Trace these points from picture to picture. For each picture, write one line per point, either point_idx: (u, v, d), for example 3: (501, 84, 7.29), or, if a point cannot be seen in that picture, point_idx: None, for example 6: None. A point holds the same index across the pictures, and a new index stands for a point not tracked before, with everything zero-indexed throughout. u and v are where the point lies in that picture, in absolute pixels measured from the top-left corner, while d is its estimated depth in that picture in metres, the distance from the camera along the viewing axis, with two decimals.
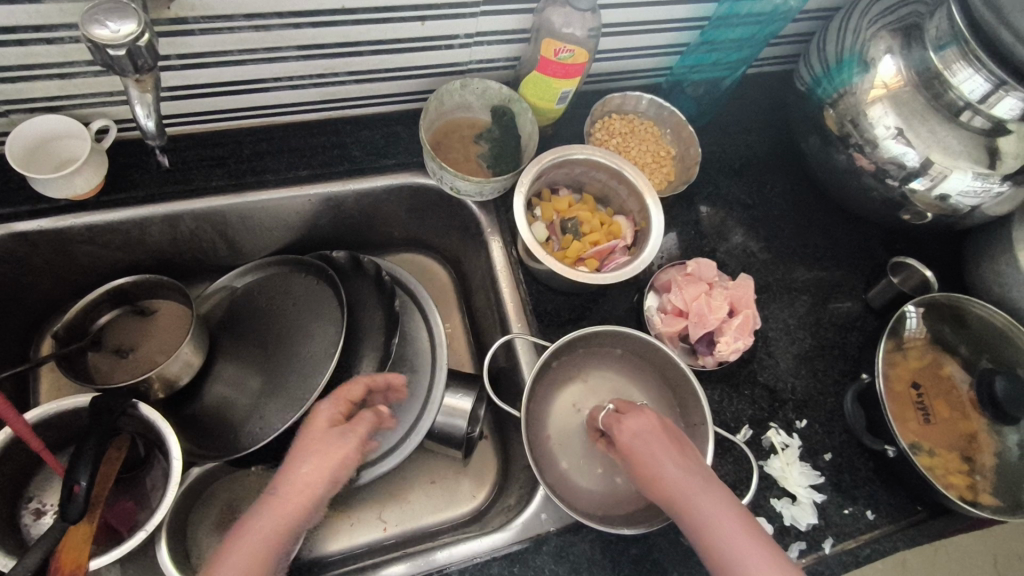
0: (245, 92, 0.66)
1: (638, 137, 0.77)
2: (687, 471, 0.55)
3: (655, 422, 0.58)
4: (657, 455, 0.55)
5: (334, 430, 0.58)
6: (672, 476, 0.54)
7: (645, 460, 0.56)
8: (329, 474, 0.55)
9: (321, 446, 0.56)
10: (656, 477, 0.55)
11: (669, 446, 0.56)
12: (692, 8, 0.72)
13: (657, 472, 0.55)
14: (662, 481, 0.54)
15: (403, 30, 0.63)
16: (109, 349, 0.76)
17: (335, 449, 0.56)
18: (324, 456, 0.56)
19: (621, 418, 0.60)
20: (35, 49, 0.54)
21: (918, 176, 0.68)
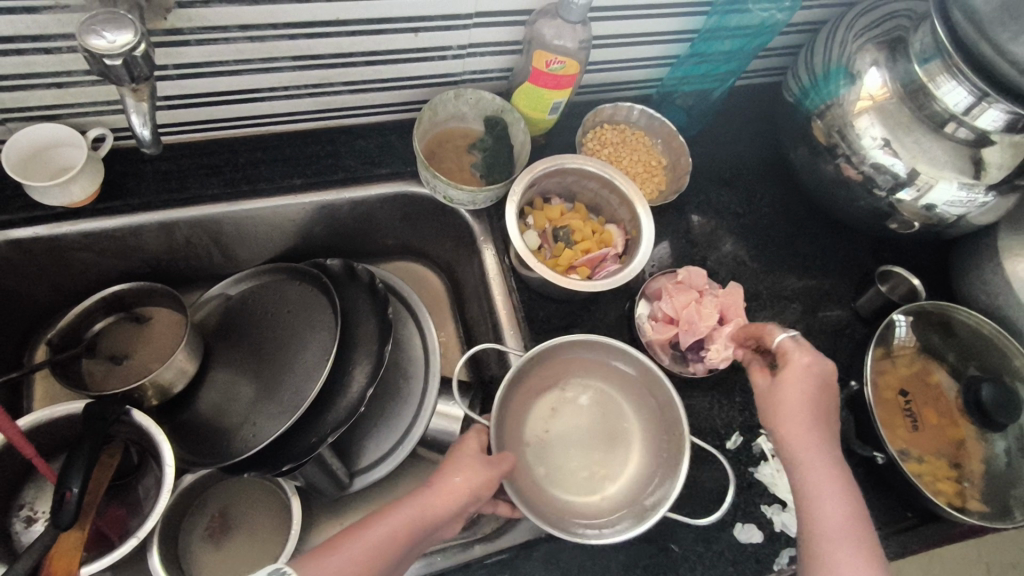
0: (240, 102, 0.67)
1: (629, 147, 0.78)
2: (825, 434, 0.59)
3: (825, 375, 0.60)
4: (802, 417, 0.59)
5: (481, 460, 0.60)
6: (808, 439, 0.58)
7: (789, 413, 0.59)
8: (476, 487, 0.58)
9: (472, 465, 0.59)
10: (801, 434, 0.59)
11: (820, 407, 0.60)
12: (682, 21, 0.73)
13: (797, 428, 0.59)
14: (808, 439, 0.58)
15: (397, 42, 0.64)
16: (103, 356, 0.76)
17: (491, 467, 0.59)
18: (468, 471, 0.59)
19: (801, 354, 0.61)
20: (34, 58, 0.55)
21: (905, 186, 0.70)
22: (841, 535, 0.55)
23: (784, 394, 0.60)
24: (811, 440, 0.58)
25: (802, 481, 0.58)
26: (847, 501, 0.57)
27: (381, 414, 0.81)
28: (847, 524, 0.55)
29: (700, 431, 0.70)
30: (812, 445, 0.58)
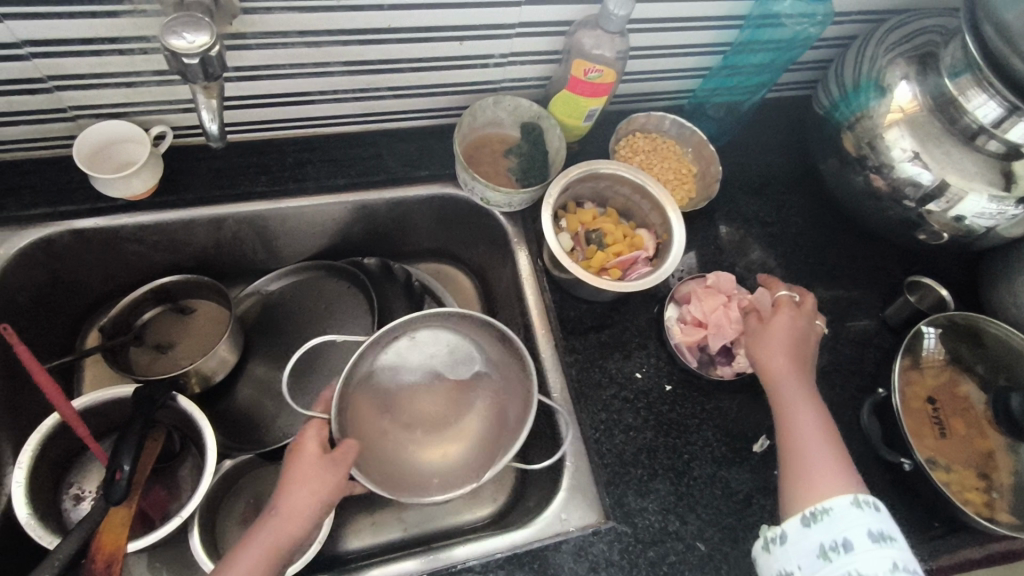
0: (291, 104, 0.71)
1: (660, 155, 0.81)
2: (803, 367, 0.65)
3: (805, 328, 0.67)
4: (780, 353, 0.65)
5: (323, 462, 0.58)
6: (786, 371, 0.64)
7: (767, 350, 0.65)
8: (324, 493, 0.56)
9: (316, 474, 0.57)
10: (779, 369, 0.64)
11: (799, 347, 0.66)
12: (715, 34, 0.76)
13: (776, 360, 0.65)
14: (784, 370, 0.64)
15: (442, 49, 0.67)
16: (150, 344, 0.79)
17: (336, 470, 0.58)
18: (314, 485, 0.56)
19: (790, 308, 0.68)
20: (108, 59, 0.59)
21: (934, 198, 0.71)
22: (814, 449, 0.60)
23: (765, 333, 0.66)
24: (789, 370, 0.64)
25: (780, 408, 0.64)
26: (821, 425, 0.62)
27: None
28: (819, 440, 0.61)
29: (726, 433, 0.71)
30: (789, 375, 0.64)
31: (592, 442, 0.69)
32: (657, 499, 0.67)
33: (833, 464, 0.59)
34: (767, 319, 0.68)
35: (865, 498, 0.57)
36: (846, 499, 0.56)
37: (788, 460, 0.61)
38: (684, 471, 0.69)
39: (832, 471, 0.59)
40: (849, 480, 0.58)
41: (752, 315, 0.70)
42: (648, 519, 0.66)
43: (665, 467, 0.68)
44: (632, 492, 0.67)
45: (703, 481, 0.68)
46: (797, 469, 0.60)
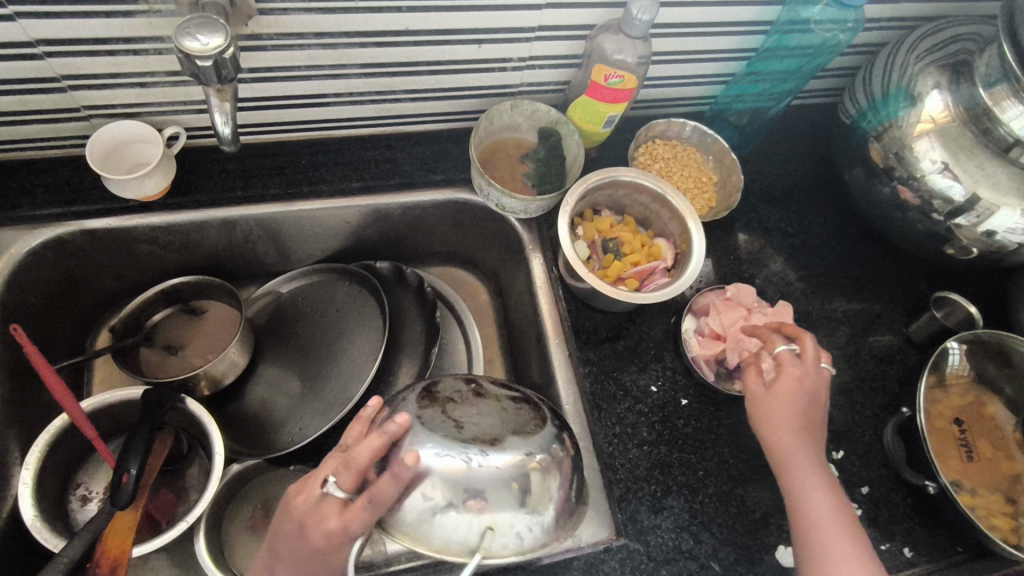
0: (306, 106, 0.70)
1: (680, 163, 0.79)
2: (813, 442, 0.61)
3: (811, 383, 0.62)
4: (789, 428, 0.61)
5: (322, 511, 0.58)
6: (793, 444, 0.60)
7: (777, 424, 0.61)
8: None
9: None
10: (785, 443, 0.61)
11: (807, 416, 0.61)
12: (740, 40, 0.74)
13: (782, 435, 0.61)
14: (792, 446, 0.60)
15: (461, 52, 0.66)
16: (160, 345, 0.79)
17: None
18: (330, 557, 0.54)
19: (794, 363, 0.63)
20: (122, 59, 0.58)
21: (964, 211, 0.68)
22: (833, 538, 0.56)
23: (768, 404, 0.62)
24: (796, 446, 0.60)
25: (789, 485, 0.59)
26: (836, 505, 0.58)
27: None
28: (838, 528, 0.56)
29: (744, 450, 0.69)
30: (800, 453, 0.60)
31: (604, 455, 0.67)
32: (670, 516, 0.65)
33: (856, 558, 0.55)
34: (772, 381, 0.63)
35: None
36: None
37: (806, 552, 0.56)
38: (699, 489, 0.67)
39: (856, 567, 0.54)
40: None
41: (755, 372, 0.66)
42: (661, 538, 0.64)
43: (679, 483, 0.67)
44: (645, 509, 0.65)
45: (719, 499, 0.67)
46: (820, 567, 0.55)
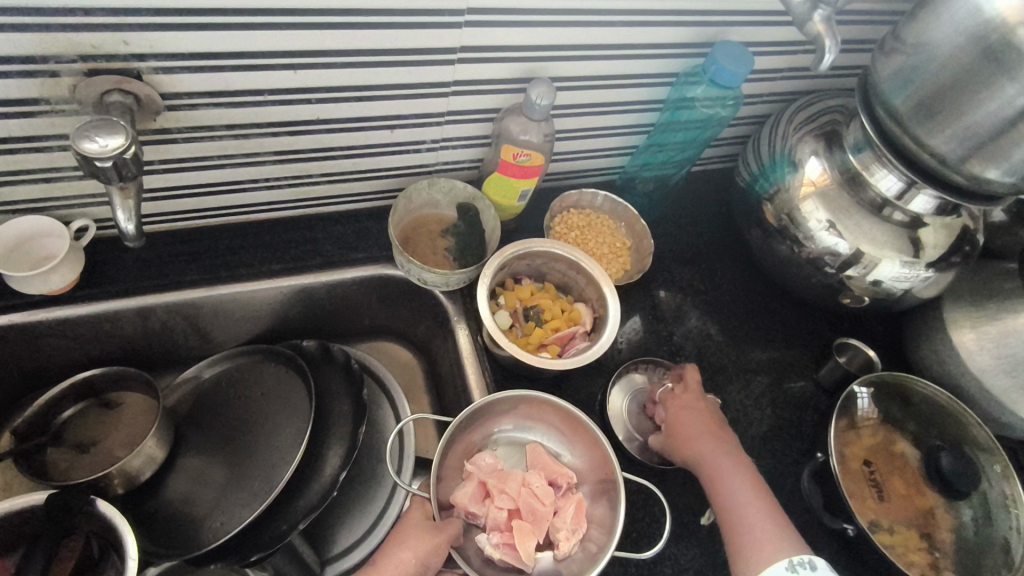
0: (222, 193, 0.70)
1: (595, 230, 0.83)
2: (718, 436, 0.68)
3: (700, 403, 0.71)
4: (697, 432, 0.68)
5: (428, 525, 0.62)
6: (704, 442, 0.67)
7: (685, 428, 0.69)
8: (426, 556, 0.59)
9: (418, 534, 0.61)
10: (693, 442, 0.68)
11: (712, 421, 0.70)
12: (638, 117, 0.80)
13: (692, 429, 0.69)
14: (708, 442, 0.67)
15: (375, 137, 0.69)
16: (70, 444, 0.75)
17: (438, 533, 0.61)
18: (417, 541, 0.60)
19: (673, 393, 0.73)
20: (25, 156, 0.58)
21: (852, 264, 0.75)
22: (743, 502, 0.63)
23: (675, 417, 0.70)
24: (709, 441, 0.67)
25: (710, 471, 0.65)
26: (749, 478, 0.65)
27: (354, 497, 0.81)
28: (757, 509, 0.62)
29: (674, 508, 0.71)
30: (708, 447, 0.67)
31: None
32: None
33: (772, 522, 0.61)
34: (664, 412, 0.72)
35: (801, 558, 0.58)
36: (782, 563, 0.58)
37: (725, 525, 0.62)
38: (632, 552, 0.67)
39: (771, 528, 0.60)
40: (787, 534, 0.60)
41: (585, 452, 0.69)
42: None
43: (637, 546, 0.68)
44: None
45: (652, 561, 0.67)
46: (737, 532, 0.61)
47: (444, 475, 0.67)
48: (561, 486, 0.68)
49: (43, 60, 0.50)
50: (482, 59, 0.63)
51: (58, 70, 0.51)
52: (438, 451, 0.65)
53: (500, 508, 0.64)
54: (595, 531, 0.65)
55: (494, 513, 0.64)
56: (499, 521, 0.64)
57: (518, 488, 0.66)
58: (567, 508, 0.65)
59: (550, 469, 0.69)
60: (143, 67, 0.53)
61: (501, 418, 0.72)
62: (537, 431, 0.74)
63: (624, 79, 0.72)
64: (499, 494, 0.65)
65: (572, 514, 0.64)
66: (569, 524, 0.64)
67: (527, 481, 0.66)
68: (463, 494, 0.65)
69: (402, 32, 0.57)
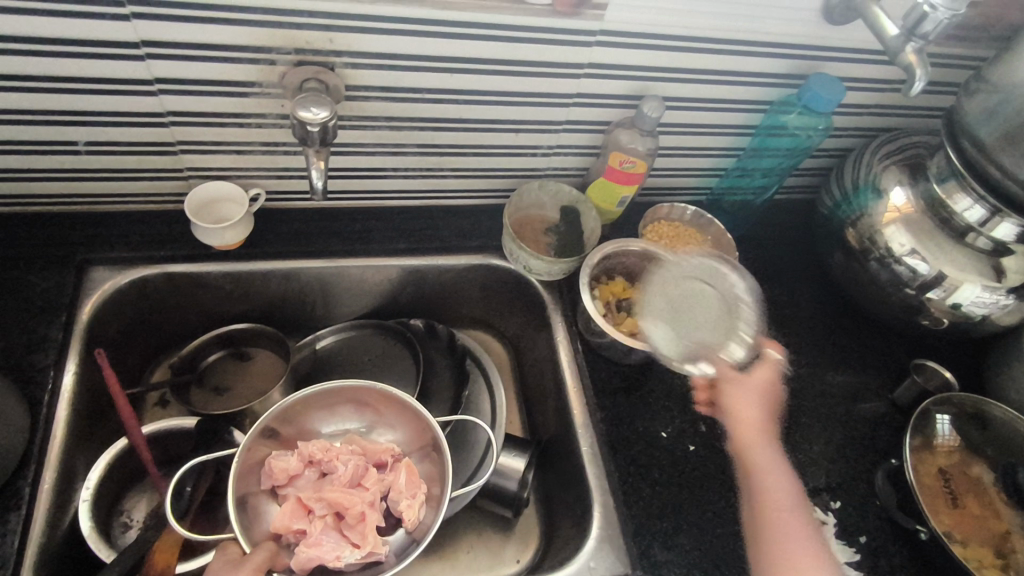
0: (367, 178, 0.82)
1: (682, 241, 0.90)
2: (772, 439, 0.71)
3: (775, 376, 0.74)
4: (760, 416, 0.72)
5: (232, 560, 0.59)
6: (761, 444, 0.70)
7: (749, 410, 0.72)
8: None
9: (223, 567, 0.59)
10: (750, 444, 0.70)
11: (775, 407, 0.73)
12: (731, 140, 0.88)
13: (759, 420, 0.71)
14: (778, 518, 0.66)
15: (502, 138, 0.80)
16: (208, 386, 0.86)
17: (246, 558, 0.59)
18: (226, 573, 0.58)
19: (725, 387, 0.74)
20: (229, 129, 0.71)
21: (932, 287, 0.79)
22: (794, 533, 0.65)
23: (774, 464, 0.69)
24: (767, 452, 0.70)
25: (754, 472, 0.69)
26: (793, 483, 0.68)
27: None
28: (802, 537, 0.64)
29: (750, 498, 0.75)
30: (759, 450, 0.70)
31: (620, 492, 0.73)
32: (681, 553, 0.70)
33: (812, 546, 0.64)
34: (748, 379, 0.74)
35: None
36: None
37: (760, 544, 0.65)
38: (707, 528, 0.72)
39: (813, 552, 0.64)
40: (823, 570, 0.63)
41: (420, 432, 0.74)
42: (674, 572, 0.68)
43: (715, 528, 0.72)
44: (658, 543, 0.70)
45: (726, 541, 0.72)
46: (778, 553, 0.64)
47: (258, 500, 0.69)
48: (384, 462, 0.73)
49: (267, 49, 0.63)
50: (605, 75, 0.73)
51: (275, 59, 0.64)
52: (234, 479, 0.66)
53: (323, 516, 0.67)
54: (436, 487, 0.71)
55: (314, 524, 0.66)
56: (327, 524, 0.67)
57: (333, 487, 0.69)
58: (393, 480, 0.71)
59: (366, 454, 0.74)
60: (337, 62, 0.65)
61: (301, 419, 0.76)
62: (350, 418, 0.79)
63: (723, 103, 0.81)
64: (316, 503, 0.68)
65: (403, 481, 0.70)
66: (405, 490, 0.70)
67: (341, 477, 0.70)
68: (281, 518, 0.66)
69: (543, 47, 0.68)
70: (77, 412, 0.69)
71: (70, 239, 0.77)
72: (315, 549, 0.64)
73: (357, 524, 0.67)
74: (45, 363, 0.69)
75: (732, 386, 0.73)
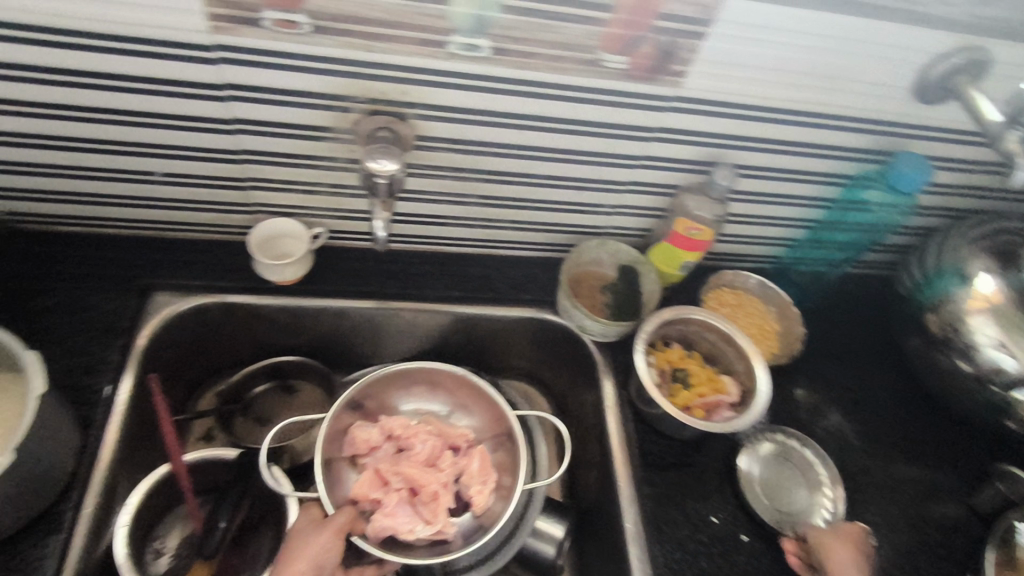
0: (427, 224, 0.82)
1: (744, 311, 0.86)
2: None
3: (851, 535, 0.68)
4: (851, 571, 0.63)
5: (312, 525, 0.63)
6: None
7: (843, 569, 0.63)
8: (320, 555, 0.60)
9: (302, 535, 0.62)
10: None
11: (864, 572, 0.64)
12: (805, 211, 0.84)
13: None
14: None
15: (566, 195, 0.78)
16: (252, 417, 0.86)
17: (326, 526, 0.63)
18: (314, 540, 0.61)
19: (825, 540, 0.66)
20: (298, 171, 0.72)
21: (1020, 386, 0.72)
22: None
23: None
24: None
25: None
26: None
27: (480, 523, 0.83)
28: None
29: None
30: None
31: None
32: None
33: None
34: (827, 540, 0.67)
35: None
36: None
37: None
38: None
39: None
40: None
41: (496, 422, 0.80)
42: None
43: None
44: None
45: None
46: None
47: (339, 467, 0.74)
48: (459, 446, 0.78)
49: (342, 98, 0.63)
50: (677, 140, 0.71)
51: (349, 107, 0.65)
52: (321, 446, 0.71)
53: (399, 490, 0.71)
54: (506, 476, 0.76)
55: (392, 494, 0.70)
56: (402, 497, 0.70)
57: (412, 463, 0.74)
58: (467, 465, 0.75)
59: (444, 436, 0.78)
60: (410, 113, 0.66)
61: (385, 396, 0.81)
62: (429, 400, 0.84)
63: (799, 174, 0.78)
64: (394, 477, 0.72)
65: (476, 468, 0.75)
66: (477, 477, 0.74)
67: (418, 455, 0.75)
68: (364, 485, 0.71)
69: (617, 110, 0.67)
70: (124, 435, 0.70)
71: (138, 263, 0.79)
72: (391, 520, 0.68)
73: (430, 502, 0.71)
74: (99, 383, 0.70)
75: (839, 544, 0.66)
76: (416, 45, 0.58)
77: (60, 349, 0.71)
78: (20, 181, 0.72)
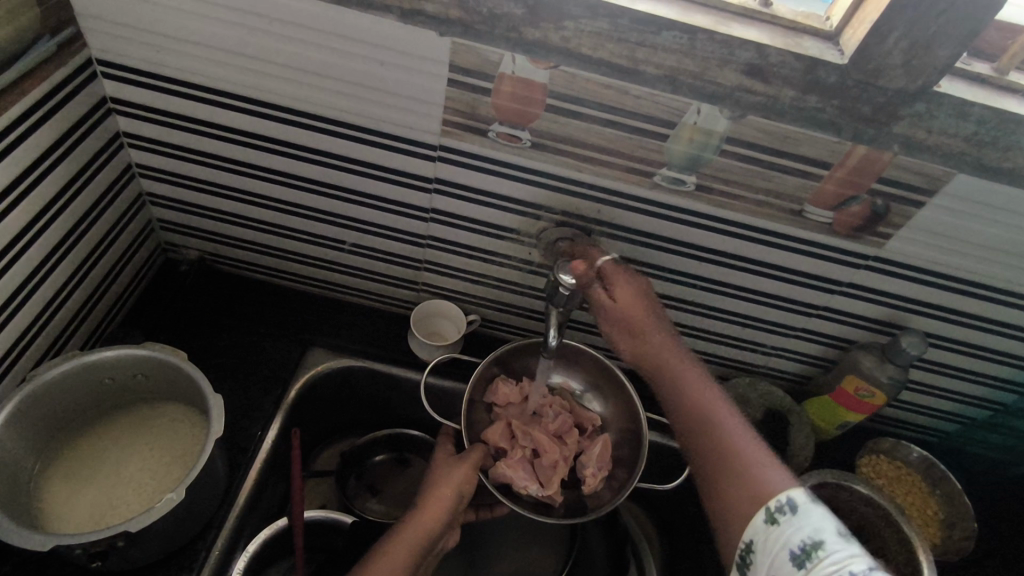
0: (578, 330, 0.81)
1: (903, 488, 0.78)
2: None
3: None
4: None
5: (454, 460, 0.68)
6: None
7: None
8: (458, 485, 0.65)
9: (445, 470, 0.67)
10: None
11: None
12: (988, 391, 0.77)
13: None
14: None
15: (728, 329, 0.76)
16: (365, 483, 0.84)
17: (462, 463, 0.67)
18: (449, 477, 0.66)
19: None
20: (473, 260, 0.75)
21: None
22: None
23: None
24: None
25: None
26: None
27: None
28: None
29: None
30: None
31: None
32: None
33: None
34: None
35: None
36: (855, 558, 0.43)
37: None
38: None
39: None
40: None
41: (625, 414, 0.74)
42: None
43: None
44: None
45: None
46: None
47: (476, 408, 0.73)
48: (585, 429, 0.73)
49: (539, 207, 0.66)
50: (863, 296, 0.68)
51: (541, 216, 0.67)
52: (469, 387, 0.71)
53: (523, 449, 0.69)
54: (621, 471, 0.70)
55: (517, 449, 0.69)
56: (525, 455, 0.69)
57: (542, 429, 0.71)
58: (591, 448, 0.70)
59: (573, 413, 0.75)
60: (597, 230, 0.67)
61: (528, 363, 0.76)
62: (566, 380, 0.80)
63: (990, 352, 0.72)
64: (524, 434, 0.70)
65: (598, 453, 0.69)
66: (596, 462, 0.69)
67: (550, 423, 0.72)
68: (495, 430, 0.70)
69: (807, 258, 0.65)
70: (260, 485, 0.72)
71: (305, 317, 0.84)
72: (512, 471, 0.66)
73: (550, 467, 0.68)
74: (253, 428, 0.74)
75: None
76: (622, 172, 0.61)
77: (227, 389, 0.76)
78: (230, 229, 0.79)
